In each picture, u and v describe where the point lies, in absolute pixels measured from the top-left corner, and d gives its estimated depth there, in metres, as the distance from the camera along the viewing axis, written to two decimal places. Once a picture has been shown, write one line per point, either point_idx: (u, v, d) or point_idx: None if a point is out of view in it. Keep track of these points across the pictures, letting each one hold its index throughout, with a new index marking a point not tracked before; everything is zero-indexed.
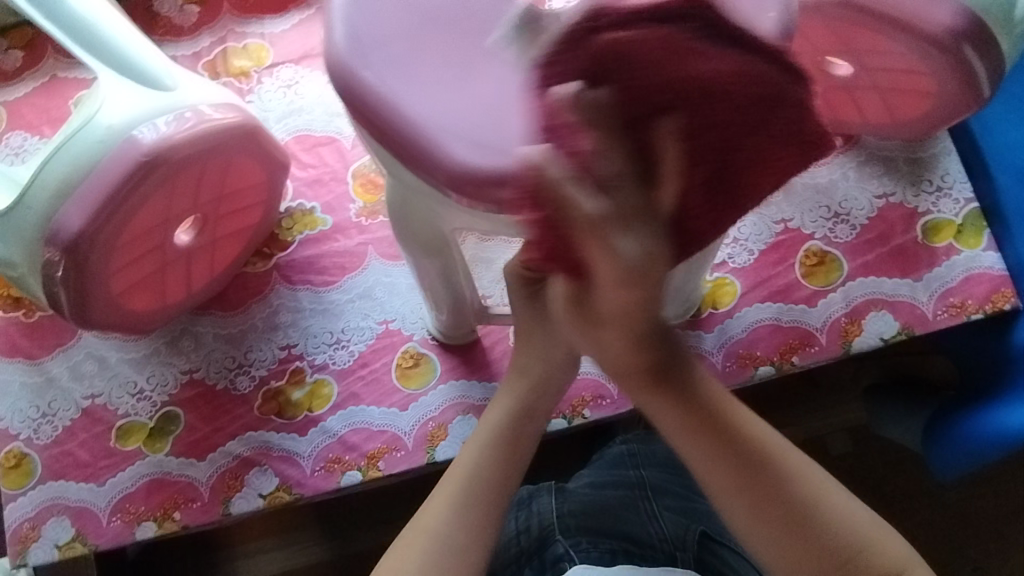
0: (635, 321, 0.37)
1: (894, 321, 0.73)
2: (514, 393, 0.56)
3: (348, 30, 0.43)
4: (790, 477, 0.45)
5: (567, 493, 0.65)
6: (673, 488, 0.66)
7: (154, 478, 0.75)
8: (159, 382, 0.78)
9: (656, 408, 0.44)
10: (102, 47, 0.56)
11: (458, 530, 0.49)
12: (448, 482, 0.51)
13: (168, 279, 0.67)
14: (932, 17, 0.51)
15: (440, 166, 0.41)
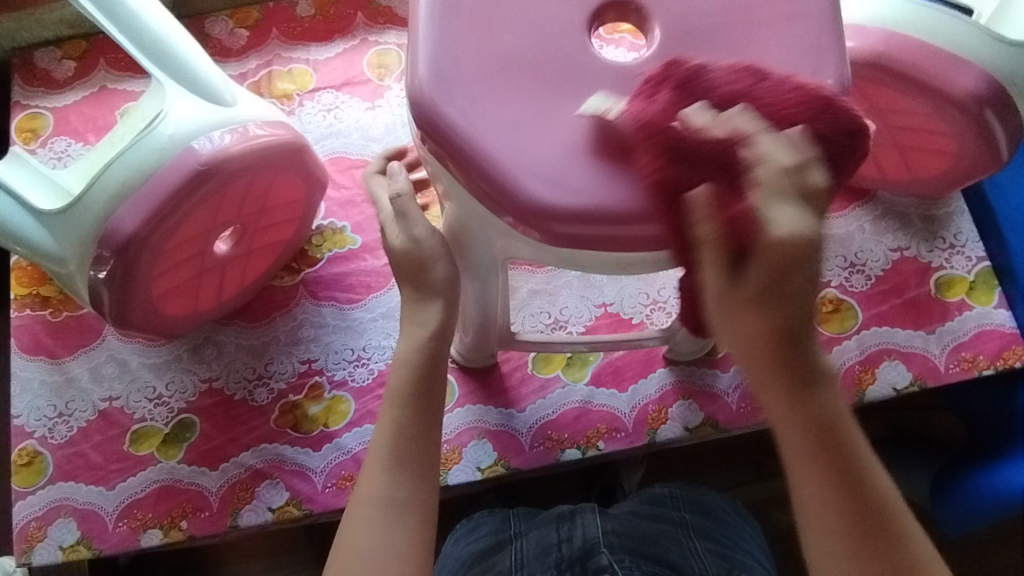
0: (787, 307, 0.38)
1: (907, 371, 0.74)
2: (413, 340, 0.52)
3: (432, 68, 0.47)
4: (909, 541, 0.41)
5: (610, 514, 0.67)
6: (713, 533, 0.67)
7: (165, 485, 0.75)
8: (178, 389, 0.78)
9: (788, 421, 0.41)
10: (170, 62, 0.59)
11: (399, 490, 0.48)
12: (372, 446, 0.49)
13: (202, 286, 0.69)
14: (956, 82, 0.54)
15: (515, 202, 0.45)
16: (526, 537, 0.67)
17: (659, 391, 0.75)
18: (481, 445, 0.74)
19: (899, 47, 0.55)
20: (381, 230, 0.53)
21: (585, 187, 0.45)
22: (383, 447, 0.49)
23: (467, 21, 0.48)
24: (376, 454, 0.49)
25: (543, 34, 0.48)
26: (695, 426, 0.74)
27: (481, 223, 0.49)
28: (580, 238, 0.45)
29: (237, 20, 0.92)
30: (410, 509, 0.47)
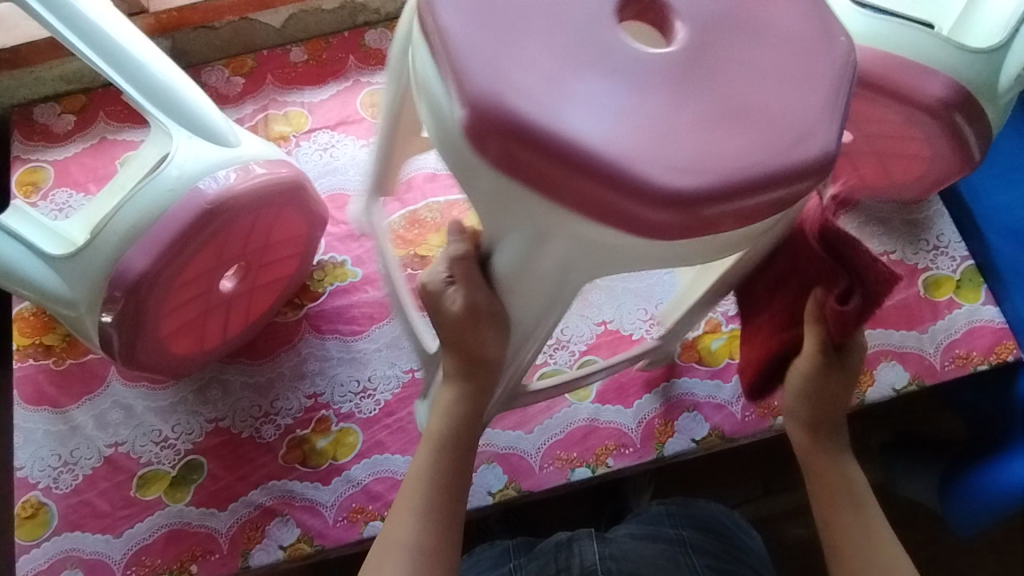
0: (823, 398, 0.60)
1: (904, 372, 0.76)
2: (452, 398, 0.58)
3: (491, 77, 0.42)
4: None
5: (607, 539, 0.68)
6: (711, 549, 0.68)
7: (173, 529, 0.74)
8: (184, 431, 0.78)
9: (820, 472, 0.60)
10: (175, 106, 0.61)
11: (424, 534, 0.53)
12: (409, 489, 0.56)
13: (209, 324, 0.70)
14: (926, 89, 0.57)
15: (637, 191, 0.41)
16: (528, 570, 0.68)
17: (664, 404, 0.76)
18: (492, 469, 0.74)
19: (870, 60, 0.58)
20: (438, 298, 0.58)
21: (671, 183, 0.41)
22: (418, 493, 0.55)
23: (495, 23, 0.45)
24: (406, 504, 0.55)
25: (568, 24, 0.45)
26: (702, 437, 0.75)
27: (570, 234, 0.45)
28: (686, 225, 0.42)
29: (233, 68, 0.95)
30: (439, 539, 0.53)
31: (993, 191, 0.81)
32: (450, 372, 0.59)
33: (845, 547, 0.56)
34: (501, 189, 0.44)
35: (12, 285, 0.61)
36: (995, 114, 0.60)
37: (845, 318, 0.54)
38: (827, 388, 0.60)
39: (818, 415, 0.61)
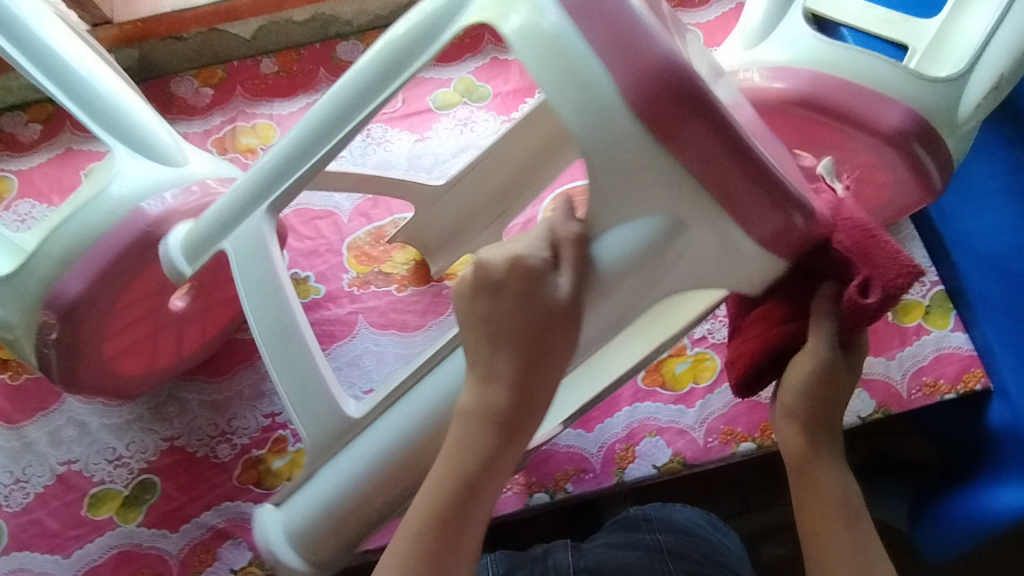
0: (812, 397, 0.50)
1: (870, 399, 0.75)
2: (482, 441, 0.46)
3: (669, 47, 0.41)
4: None
5: (582, 551, 0.67)
6: (692, 555, 0.66)
7: (123, 550, 0.73)
8: (138, 449, 0.77)
9: (810, 488, 0.51)
10: (121, 125, 0.60)
11: None
12: (392, 554, 0.47)
13: (159, 344, 0.69)
14: (882, 118, 0.56)
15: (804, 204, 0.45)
16: None
17: (626, 429, 0.75)
18: None
19: (826, 87, 0.57)
20: (534, 281, 0.44)
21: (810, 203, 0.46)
22: (406, 565, 0.46)
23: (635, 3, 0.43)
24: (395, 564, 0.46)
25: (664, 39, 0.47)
26: (663, 463, 0.74)
27: (721, 237, 0.44)
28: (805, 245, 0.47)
29: (202, 78, 0.94)
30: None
31: (964, 214, 0.79)
32: (464, 408, 0.47)
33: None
34: (638, 162, 0.42)
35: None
36: (955, 143, 0.59)
37: (864, 314, 0.46)
38: (831, 393, 0.50)
39: (814, 421, 0.52)
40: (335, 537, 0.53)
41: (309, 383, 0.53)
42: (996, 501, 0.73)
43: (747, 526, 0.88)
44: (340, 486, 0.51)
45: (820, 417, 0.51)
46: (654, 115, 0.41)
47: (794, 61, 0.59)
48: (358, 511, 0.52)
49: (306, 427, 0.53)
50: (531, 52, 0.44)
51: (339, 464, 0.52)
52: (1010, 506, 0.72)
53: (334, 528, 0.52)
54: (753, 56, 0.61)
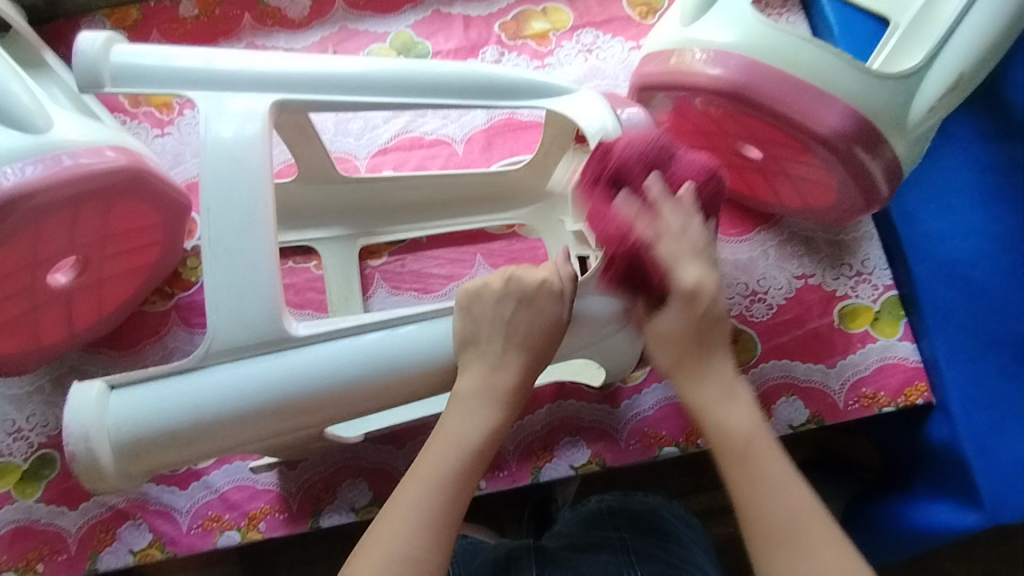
0: (697, 326, 0.52)
1: (804, 409, 0.71)
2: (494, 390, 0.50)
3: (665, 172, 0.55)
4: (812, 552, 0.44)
5: (547, 559, 0.66)
6: (655, 553, 0.66)
7: (21, 526, 0.71)
8: (39, 422, 0.74)
9: (709, 407, 0.51)
10: None
11: (406, 543, 0.44)
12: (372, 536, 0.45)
13: (43, 319, 0.64)
14: (820, 118, 0.52)
15: None
16: None
17: (545, 426, 0.72)
18: (358, 484, 0.71)
19: (761, 78, 0.52)
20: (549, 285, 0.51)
21: None
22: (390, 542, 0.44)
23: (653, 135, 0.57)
24: (397, 519, 0.45)
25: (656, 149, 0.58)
26: (581, 465, 0.71)
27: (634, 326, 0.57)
28: None
29: (115, 20, 0.86)
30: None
31: (925, 216, 0.74)
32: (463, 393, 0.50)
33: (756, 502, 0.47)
34: None
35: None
36: (905, 147, 0.55)
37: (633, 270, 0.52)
38: (694, 320, 0.51)
39: (692, 356, 0.52)
40: (172, 448, 0.48)
41: (250, 298, 0.48)
42: (920, 514, 0.71)
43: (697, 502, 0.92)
44: (216, 396, 0.47)
45: (691, 350, 0.52)
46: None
47: (735, 42, 0.54)
48: (216, 433, 0.48)
49: (222, 321, 0.48)
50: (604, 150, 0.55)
51: (241, 372, 0.48)
52: (937, 520, 0.70)
53: (175, 435, 0.47)
54: (689, 34, 0.56)
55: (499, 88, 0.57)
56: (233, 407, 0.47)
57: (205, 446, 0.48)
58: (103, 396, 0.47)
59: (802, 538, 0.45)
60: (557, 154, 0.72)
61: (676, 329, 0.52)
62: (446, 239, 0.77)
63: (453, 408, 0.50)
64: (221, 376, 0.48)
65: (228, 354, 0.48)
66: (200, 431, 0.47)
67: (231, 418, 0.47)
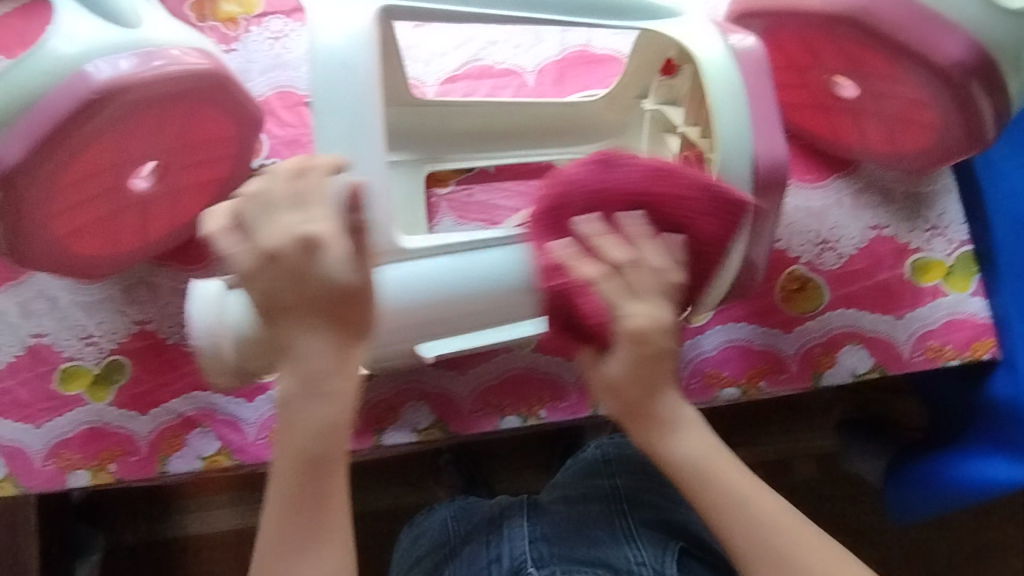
0: (658, 378, 0.52)
1: (869, 357, 0.71)
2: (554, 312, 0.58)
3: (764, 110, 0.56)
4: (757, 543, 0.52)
5: (540, 510, 0.72)
6: (648, 501, 0.72)
7: (93, 427, 0.73)
8: (109, 329, 0.75)
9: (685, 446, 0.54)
10: None
11: (280, 503, 0.52)
12: (270, 539, 0.52)
13: (122, 225, 0.64)
14: (939, 48, 0.51)
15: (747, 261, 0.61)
16: (461, 552, 0.72)
17: None
18: (420, 407, 0.73)
19: None
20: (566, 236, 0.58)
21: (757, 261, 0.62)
22: (281, 534, 0.51)
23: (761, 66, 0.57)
24: (289, 460, 0.51)
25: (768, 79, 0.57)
26: None
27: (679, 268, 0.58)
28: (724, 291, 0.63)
29: None
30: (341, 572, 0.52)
31: (1009, 171, 0.73)
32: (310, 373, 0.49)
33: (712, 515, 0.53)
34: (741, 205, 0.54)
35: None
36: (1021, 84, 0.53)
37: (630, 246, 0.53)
38: (646, 385, 0.52)
39: (637, 402, 0.53)
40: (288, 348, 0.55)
41: (378, 201, 0.54)
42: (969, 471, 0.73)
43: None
44: None
45: (639, 401, 0.53)
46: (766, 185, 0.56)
47: None
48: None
49: None
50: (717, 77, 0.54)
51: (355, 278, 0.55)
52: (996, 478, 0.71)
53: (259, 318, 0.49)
54: None
55: (612, 5, 0.56)
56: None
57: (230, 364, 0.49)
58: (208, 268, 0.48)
59: (779, 540, 0.52)
60: (640, 86, 0.70)
61: (625, 377, 0.52)
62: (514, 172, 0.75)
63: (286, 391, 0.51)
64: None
65: None
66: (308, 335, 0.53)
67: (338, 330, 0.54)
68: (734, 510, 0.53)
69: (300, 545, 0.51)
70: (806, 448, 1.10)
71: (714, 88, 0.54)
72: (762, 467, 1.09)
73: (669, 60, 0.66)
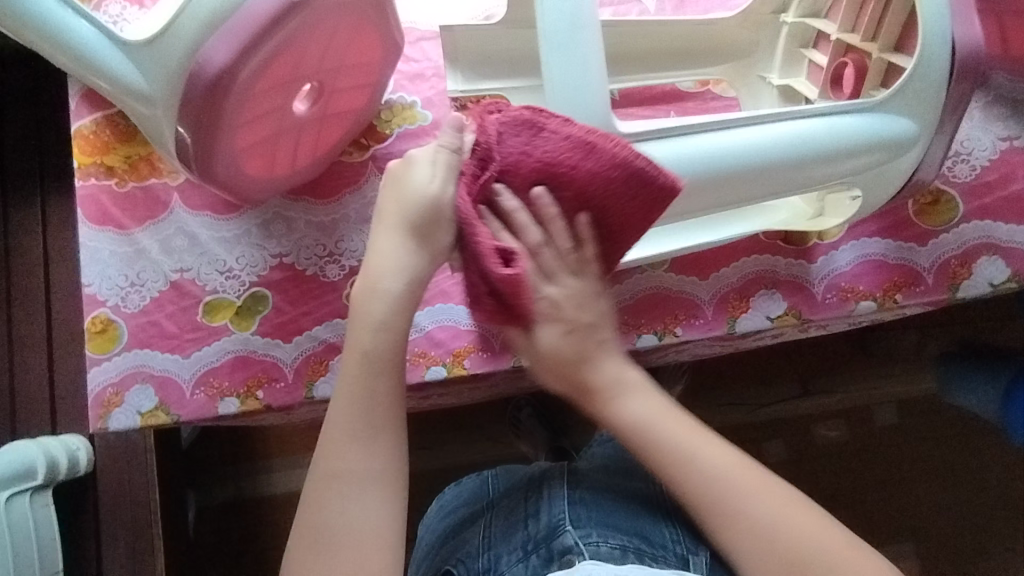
0: (568, 351, 0.56)
1: (1006, 267, 0.72)
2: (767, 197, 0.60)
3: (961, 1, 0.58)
4: (730, 515, 0.52)
5: (580, 478, 0.67)
6: None
7: (239, 355, 0.75)
8: (249, 263, 0.77)
9: (628, 395, 0.57)
10: None
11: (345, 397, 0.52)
12: (335, 412, 0.52)
13: (280, 148, 0.66)
14: None
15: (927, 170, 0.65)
16: (495, 514, 0.68)
17: (742, 279, 0.73)
18: None
19: None
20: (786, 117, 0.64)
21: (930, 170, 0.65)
22: (349, 425, 0.52)
23: None
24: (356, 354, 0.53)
25: None
26: (779, 316, 0.72)
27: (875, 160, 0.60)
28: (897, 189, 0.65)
29: None
30: (384, 483, 0.51)
31: None
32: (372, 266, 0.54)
33: (698, 497, 0.53)
34: (939, 85, 0.58)
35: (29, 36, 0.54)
36: None
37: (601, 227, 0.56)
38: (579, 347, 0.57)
39: (584, 378, 0.57)
40: None
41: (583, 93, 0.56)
42: None
43: (810, 406, 1.10)
44: None
45: (577, 373, 0.57)
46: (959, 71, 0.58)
47: None
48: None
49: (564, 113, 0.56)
50: None
51: None
52: None
53: (444, 217, 0.54)
54: None
55: None
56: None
57: (374, 261, 0.54)
58: (429, 161, 0.53)
59: (732, 489, 0.53)
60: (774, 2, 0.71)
61: (556, 349, 0.56)
62: (640, 98, 0.75)
63: (358, 292, 0.54)
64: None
65: None
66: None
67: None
68: (731, 496, 0.53)
69: (359, 435, 0.51)
70: (888, 392, 1.11)
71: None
72: (842, 414, 1.10)
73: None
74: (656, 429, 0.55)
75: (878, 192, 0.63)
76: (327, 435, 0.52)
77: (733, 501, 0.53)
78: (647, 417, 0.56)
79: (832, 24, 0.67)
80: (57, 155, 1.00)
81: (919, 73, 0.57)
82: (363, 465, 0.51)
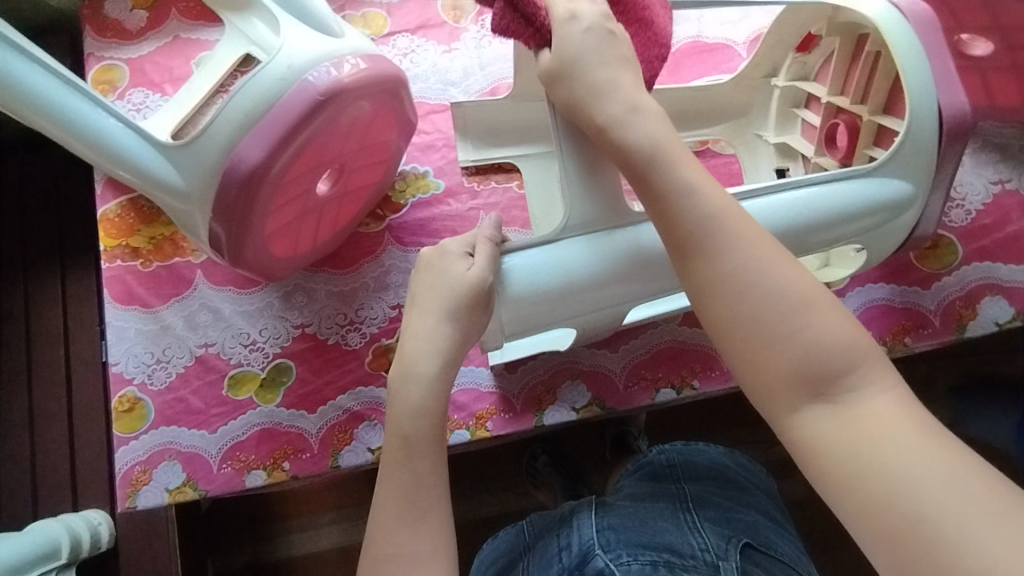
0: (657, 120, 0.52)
1: (1009, 306, 0.74)
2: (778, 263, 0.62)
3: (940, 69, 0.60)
4: (855, 399, 0.44)
5: (607, 505, 0.65)
6: (715, 501, 0.67)
7: (265, 428, 0.77)
8: (272, 335, 0.79)
9: (718, 251, 0.48)
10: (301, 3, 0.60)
11: (394, 483, 0.54)
12: (384, 496, 0.54)
13: (304, 227, 0.68)
14: None
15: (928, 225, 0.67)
16: (533, 550, 0.66)
17: None
18: (576, 386, 0.76)
19: None
20: None
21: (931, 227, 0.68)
22: (398, 507, 0.53)
23: (922, 15, 0.61)
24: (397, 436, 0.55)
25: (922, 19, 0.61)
26: None
27: (881, 219, 0.62)
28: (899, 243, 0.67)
29: None
30: (434, 563, 0.51)
31: None
32: (405, 351, 0.56)
33: (779, 365, 0.45)
34: (930, 148, 0.60)
35: (65, 137, 0.58)
36: None
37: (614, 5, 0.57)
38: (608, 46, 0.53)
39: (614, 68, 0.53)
40: (543, 308, 0.59)
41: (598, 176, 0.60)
42: None
43: None
44: (580, 268, 0.59)
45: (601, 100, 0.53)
46: (953, 130, 0.61)
47: None
48: (558, 305, 0.59)
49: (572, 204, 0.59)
50: (894, 27, 0.60)
51: (594, 244, 0.59)
52: None
53: (484, 301, 0.56)
54: None
55: None
56: (584, 278, 0.59)
57: (410, 345, 0.56)
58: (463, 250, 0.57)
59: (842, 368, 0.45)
60: (766, 65, 0.75)
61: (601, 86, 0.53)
62: None
63: (394, 378, 0.56)
64: (569, 259, 0.58)
65: (579, 231, 0.59)
66: (538, 297, 0.59)
67: (573, 292, 0.59)
68: (824, 382, 0.44)
69: (407, 519, 0.52)
70: None
71: (898, 42, 0.59)
72: None
73: (808, 35, 0.71)
74: (739, 294, 0.47)
75: (885, 244, 0.66)
76: (377, 521, 0.53)
77: (845, 383, 0.44)
78: (739, 262, 0.48)
79: (821, 87, 0.71)
80: (75, 233, 1.02)
81: (912, 139, 0.60)
82: (415, 550, 0.51)
